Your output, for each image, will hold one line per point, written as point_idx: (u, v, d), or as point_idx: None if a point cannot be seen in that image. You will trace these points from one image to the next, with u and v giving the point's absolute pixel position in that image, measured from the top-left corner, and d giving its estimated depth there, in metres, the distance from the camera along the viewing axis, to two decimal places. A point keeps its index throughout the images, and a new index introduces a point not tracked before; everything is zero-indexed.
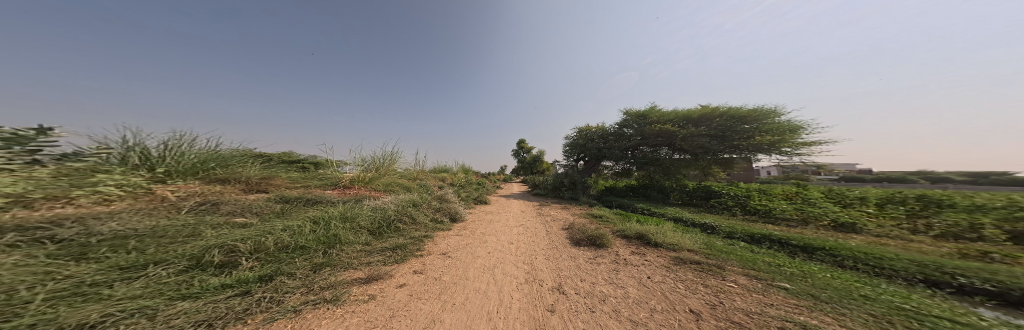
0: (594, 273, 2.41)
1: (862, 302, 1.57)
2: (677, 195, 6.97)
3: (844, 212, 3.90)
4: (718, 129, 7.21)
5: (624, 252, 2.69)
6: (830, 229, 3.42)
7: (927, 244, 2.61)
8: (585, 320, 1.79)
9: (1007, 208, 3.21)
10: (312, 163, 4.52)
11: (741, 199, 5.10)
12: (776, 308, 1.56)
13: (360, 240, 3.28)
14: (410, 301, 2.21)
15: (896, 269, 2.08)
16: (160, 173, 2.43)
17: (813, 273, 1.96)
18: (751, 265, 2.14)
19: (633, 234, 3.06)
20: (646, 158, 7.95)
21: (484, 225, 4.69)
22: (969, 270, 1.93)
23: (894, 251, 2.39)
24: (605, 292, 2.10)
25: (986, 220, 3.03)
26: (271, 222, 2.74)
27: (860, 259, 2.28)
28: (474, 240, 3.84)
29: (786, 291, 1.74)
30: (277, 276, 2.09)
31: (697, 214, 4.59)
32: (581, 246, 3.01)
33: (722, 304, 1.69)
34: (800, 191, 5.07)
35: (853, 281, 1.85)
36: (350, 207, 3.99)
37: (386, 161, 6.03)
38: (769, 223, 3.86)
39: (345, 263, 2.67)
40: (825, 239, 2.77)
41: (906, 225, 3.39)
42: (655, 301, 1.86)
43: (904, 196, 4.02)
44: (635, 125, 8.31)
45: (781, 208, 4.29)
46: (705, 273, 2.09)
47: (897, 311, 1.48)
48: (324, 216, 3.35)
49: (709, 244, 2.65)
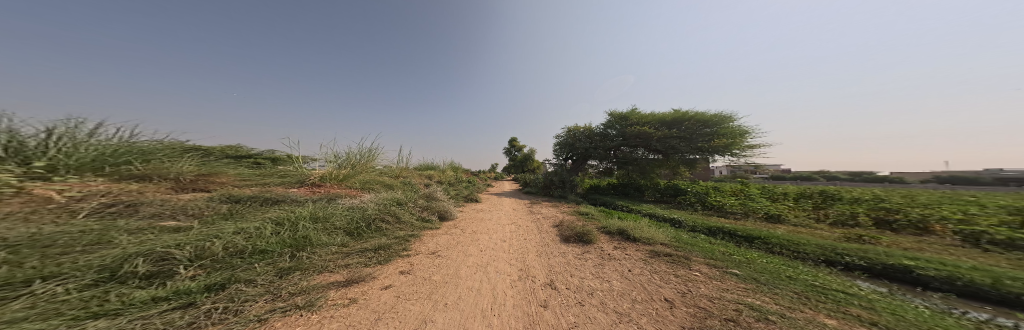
0: (582, 268, 2.62)
1: (788, 282, 2.02)
2: (651, 193, 7.85)
3: (774, 205, 4.81)
4: (686, 132, 8.10)
5: (609, 247, 2.96)
6: (764, 220, 4.21)
7: (827, 231, 3.38)
8: (576, 314, 1.97)
9: (874, 200, 4.32)
10: (271, 158, 3.87)
11: (701, 196, 5.91)
12: (730, 292, 1.92)
13: (335, 241, 3.02)
14: (397, 304, 2.15)
15: (807, 252, 2.69)
16: (37, 169, 1.75)
17: (753, 259, 2.43)
18: (711, 255, 2.55)
19: (615, 230, 3.38)
20: (626, 158, 8.63)
21: (472, 224, 4.67)
22: (852, 251, 2.60)
23: (806, 237, 3.06)
24: (593, 285, 2.32)
25: (861, 210, 4.05)
26: (218, 224, 2.34)
27: (784, 245, 2.89)
28: (465, 239, 3.81)
29: (737, 276, 2.13)
30: (231, 285, 1.83)
31: (667, 210, 5.22)
32: (571, 242, 3.23)
33: (690, 291, 2.01)
34: (743, 188, 6.06)
35: (780, 264, 2.35)
36: (323, 206, 3.61)
37: (364, 157, 5.52)
38: (722, 216, 4.57)
39: (318, 266, 2.45)
40: (761, 229, 3.41)
41: (812, 215, 4.34)
42: (635, 292, 2.13)
43: (812, 191, 5.11)
44: (618, 126, 8.93)
45: (730, 203, 5.10)
46: (676, 264, 2.43)
47: (814, 289, 1.93)
48: (289, 216, 2.98)
49: (678, 237, 3.07)
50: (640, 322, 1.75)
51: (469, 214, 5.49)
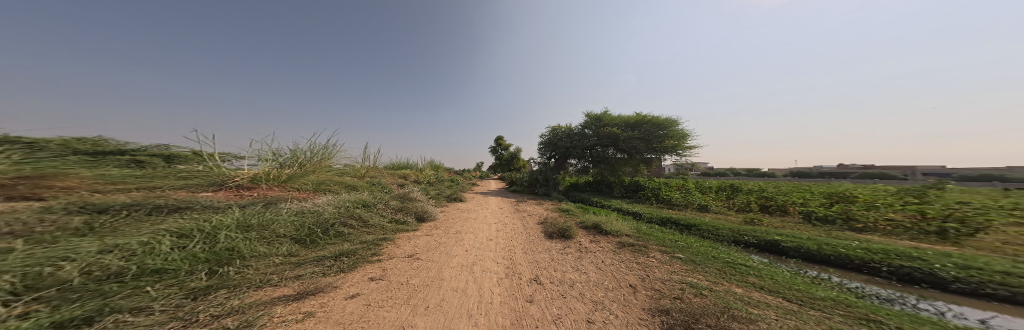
0: (564, 262, 2.91)
1: (711, 261, 2.69)
2: (619, 189, 9.05)
3: (703, 197, 6.11)
4: (646, 134, 9.45)
5: (586, 241, 3.48)
6: (698, 210, 5.38)
7: (735, 217, 4.52)
8: (559, 306, 2.17)
9: (761, 191, 5.94)
10: (159, 155, 2.62)
11: (656, 192, 7.08)
12: (676, 273, 2.43)
13: (277, 251, 2.46)
14: (370, 313, 1.85)
15: (723, 235, 3.63)
16: None
17: (689, 244, 3.14)
18: (662, 242, 3.20)
19: (590, 224, 4.02)
20: (600, 157, 9.86)
21: (454, 224, 4.58)
22: (750, 232, 3.57)
23: (722, 223, 4.11)
24: (573, 278, 2.59)
25: (755, 200, 5.46)
26: (67, 241, 1.50)
27: (708, 230, 3.84)
28: (448, 239, 3.70)
29: (680, 259, 2.71)
30: (110, 316, 1.15)
31: (631, 204, 6.59)
32: (555, 238, 3.66)
33: (648, 276, 2.47)
34: (683, 183, 7.46)
35: (708, 247, 3.10)
36: (256, 211, 2.90)
37: (317, 155, 4.67)
38: (670, 209, 5.63)
39: (254, 281, 1.92)
40: (696, 217, 4.66)
41: (726, 204, 5.70)
42: (607, 281, 2.48)
43: (726, 185, 6.66)
44: (593, 127, 10.29)
45: (676, 196, 6.29)
46: (637, 253, 2.92)
47: (733, 266, 2.65)
48: (203, 226, 2.25)
49: (638, 229, 3.69)
50: (611, 308, 2.06)
51: (450, 213, 5.33)
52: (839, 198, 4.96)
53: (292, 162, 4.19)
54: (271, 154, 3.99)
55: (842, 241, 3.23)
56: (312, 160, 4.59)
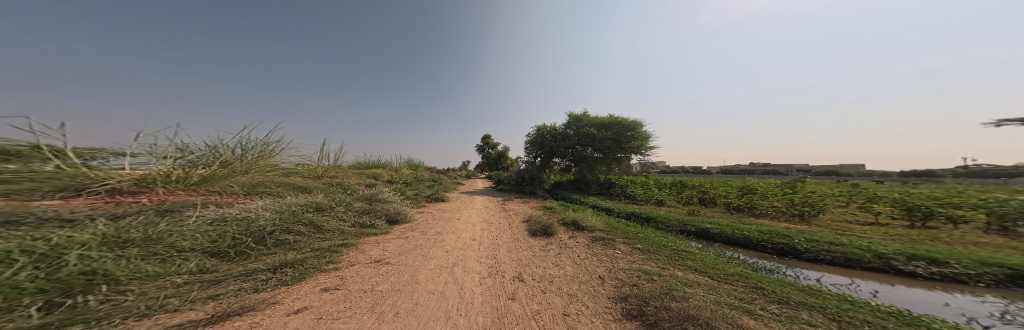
0: (547, 259, 3.30)
1: (655, 255, 3.22)
2: (596, 187, 9.62)
3: (657, 192, 6.79)
4: (619, 134, 10.17)
5: (567, 238, 4.19)
6: (655, 204, 6.02)
7: (682, 209, 5.12)
8: (539, 302, 2.28)
9: (698, 186, 6.88)
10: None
11: (624, 188, 7.72)
12: (636, 263, 3.02)
13: (182, 269, 1.68)
14: (320, 328, 1.45)
15: (672, 226, 4.16)
16: None
17: (650, 235, 3.99)
18: (626, 236, 4.10)
19: (570, 221, 4.88)
20: (579, 156, 10.43)
21: (434, 224, 4.66)
22: (692, 221, 4.15)
23: (670, 215, 4.73)
24: (552, 273, 2.88)
25: (692, 194, 6.26)
26: None
27: (662, 222, 4.41)
28: (426, 240, 3.75)
29: (637, 249, 3.50)
30: None
31: (605, 200, 7.09)
32: (539, 236, 4.36)
33: (614, 266, 2.97)
34: (646, 179, 8.22)
35: (657, 235, 3.96)
36: (148, 220, 1.77)
37: (253, 151, 3.31)
38: (635, 204, 6.16)
39: (133, 310, 1.18)
40: (654, 211, 5.20)
41: (676, 197, 6.42)
42: (581, 275, 2.82)
43: (671, 181, 7.55)
44: (574, 127, 10.89)
45: (639, 192, 6.94)
46: (606, 245, 3.73)
47: (678, 253, 3.27)
48: (29, 245, 1.10)
49: (613, 226, 4.72)
50: (583, 300, 2.30)
51: (428, 214, 5.30)
52: (745, 190, 5.98)
53: (212, 160, 2.73)
54: (175, 148, 2.49)
55: (747, 226, 3.90)
56: (246, 159, 3.18)
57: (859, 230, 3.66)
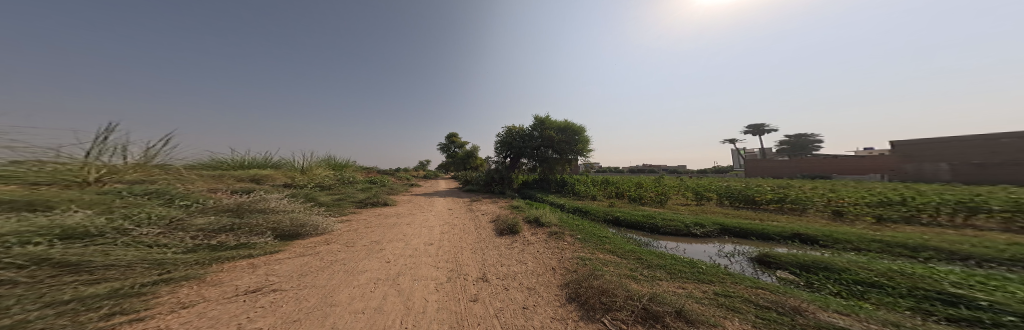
0: (509, 258, 3.31)
1: (590, 242, 3.65)
2: (555, 186, 10.22)
3: (596, 190, 7.68)
4: (575, 137, 11.08)
5: (529, 234, 4.39)
6: (594, 200, 6.82)
7: (615, 205, 5.96)
8: (502, 299, 2.19)
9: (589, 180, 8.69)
10: None
11: (574, 185, 8.46)
12: (578, 251, 3.34)
13: None
14: None
15: (598, 215, 5.11)
16: None
17: (589, 226, 4.50)
18: (572, 228, 4.47)
19: (532, 218, 5.10)
20: (542, 157, 10.91)
21: (372, 231, 4.11)
22: (612, 211, 5.24)
23: (594, 205, 5.93)
24: (515, 270, 2.90)
25: (619, 190, 7.36)
26: None
27: (593, 214, 5.24)
28: (365, 250, 3.30)
29: (579, 239, 3.85)
30: None
31: (561, 197, 7.60)
32: (505, 235, 4.41)
33: (562, 256, 3.24)
34: (591, 177, 9.17)
35: (592, 226, 4.51)
36: None
37: None
38: (580, 200, 6.82)
39: None
40: (594, 205, 5.93)
41: (608, 193, 7.44)
42: (538, 268, 2.93)
43: (598, 179, 8.81)
44: (538, 129, 11.37)
45: (585, 189, 7.71)
46: (555, 238, 4.02)
47: (600, 238, 3.79)
48: None
49: (566, 221, 5.06)
50: (539, 291, 2.35)
51: (357, 223, 4.49)
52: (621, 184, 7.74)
53: None
54: None
55: (638, 210, 5.42)
56: None
57: (675, 207, 5.85)
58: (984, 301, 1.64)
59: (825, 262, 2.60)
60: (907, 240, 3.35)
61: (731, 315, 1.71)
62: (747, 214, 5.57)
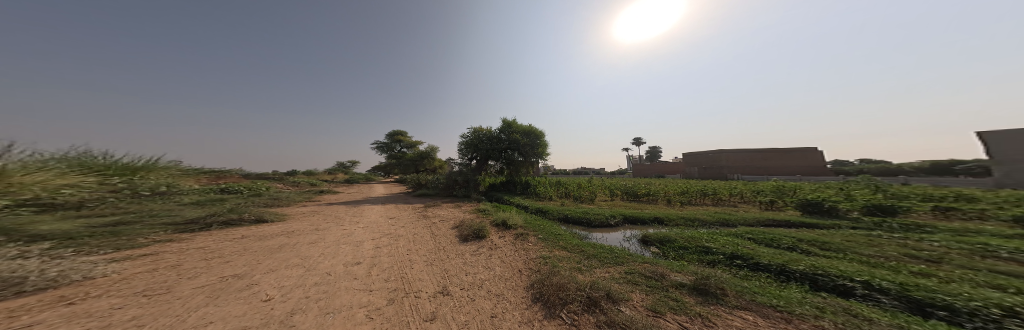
0: (475, 266, 2.96)
1: (551, 240, 3.66)
2: (519, 188, 10.31)
3: (553, 190, 8.09)
4: (541, 142, 11.45)
5: (497, 238, 4.16)
6: (551, 199, 7.14)
7: (572, 204, 6.33)
8: (467, 311, 1.82)
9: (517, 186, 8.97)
10: None
11: (538, 186, 8.74)
12: (539, 250, 3.30)
13: None
14: None
15: (554, 214, 5.24)
16: None
17: (548, 225, 4.59)
18: (535, 228, 4.46)
19: (499, 221, 4.87)
20: (508, 159, 10.86)
21: (259, 258, 3.00)
22: (568, 210, 5.46)
23: (551, 205, 6.14)
24: (481, 278, 2.58)
25: (571, 190, 7.85)
26: None
27: (550, 214, 5.39)
28: (247, 279, 2.33)
29: (541, 238, 3.84)
30: None
31: (526, 198, 7.64)
32: (469, 241, 4.05)
33: (526, 257, 3.13)
34: (549, 178, 9.64)
35: (552, 225, 4.60)
36: None
37: None
38: (542, 200, 7.00)
39: None
40: (551, 205, 6.13)
41: (561, 193, 7.86)
42: (506, 272, 2.71)
43: (557, 179, 9.35)
44: (505, 133, 11.29)
45: (545, 190, 8.04)
46: (519, 240, 3.89)
47: (556, 236, 3.84)
48: None
49: (530, 221, 5.05)
50: (507, 296, 2.11)
51: (217, 253, 3.16)
52: (560, 186, 8.40)
53: None
54: None
55: (573, 208, 5.82)
56: None
57: (602, 203, 6.52)
58: (713, 247, 2.73)
59: (665, 236, 3.38)
60: (688, 215, 4.83)
61: (635, 288, 1.91)
62: (638, 206, 6.58)
